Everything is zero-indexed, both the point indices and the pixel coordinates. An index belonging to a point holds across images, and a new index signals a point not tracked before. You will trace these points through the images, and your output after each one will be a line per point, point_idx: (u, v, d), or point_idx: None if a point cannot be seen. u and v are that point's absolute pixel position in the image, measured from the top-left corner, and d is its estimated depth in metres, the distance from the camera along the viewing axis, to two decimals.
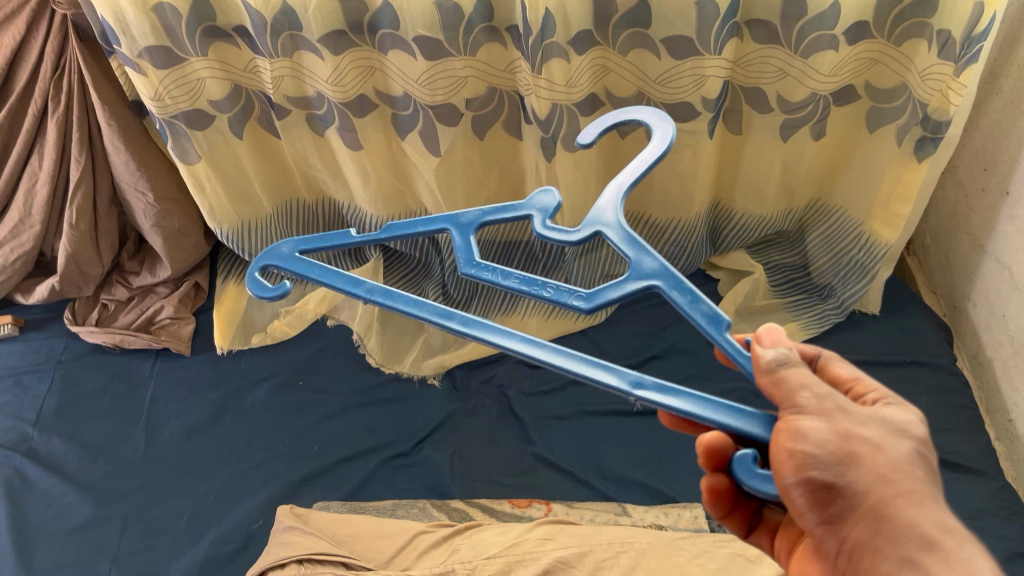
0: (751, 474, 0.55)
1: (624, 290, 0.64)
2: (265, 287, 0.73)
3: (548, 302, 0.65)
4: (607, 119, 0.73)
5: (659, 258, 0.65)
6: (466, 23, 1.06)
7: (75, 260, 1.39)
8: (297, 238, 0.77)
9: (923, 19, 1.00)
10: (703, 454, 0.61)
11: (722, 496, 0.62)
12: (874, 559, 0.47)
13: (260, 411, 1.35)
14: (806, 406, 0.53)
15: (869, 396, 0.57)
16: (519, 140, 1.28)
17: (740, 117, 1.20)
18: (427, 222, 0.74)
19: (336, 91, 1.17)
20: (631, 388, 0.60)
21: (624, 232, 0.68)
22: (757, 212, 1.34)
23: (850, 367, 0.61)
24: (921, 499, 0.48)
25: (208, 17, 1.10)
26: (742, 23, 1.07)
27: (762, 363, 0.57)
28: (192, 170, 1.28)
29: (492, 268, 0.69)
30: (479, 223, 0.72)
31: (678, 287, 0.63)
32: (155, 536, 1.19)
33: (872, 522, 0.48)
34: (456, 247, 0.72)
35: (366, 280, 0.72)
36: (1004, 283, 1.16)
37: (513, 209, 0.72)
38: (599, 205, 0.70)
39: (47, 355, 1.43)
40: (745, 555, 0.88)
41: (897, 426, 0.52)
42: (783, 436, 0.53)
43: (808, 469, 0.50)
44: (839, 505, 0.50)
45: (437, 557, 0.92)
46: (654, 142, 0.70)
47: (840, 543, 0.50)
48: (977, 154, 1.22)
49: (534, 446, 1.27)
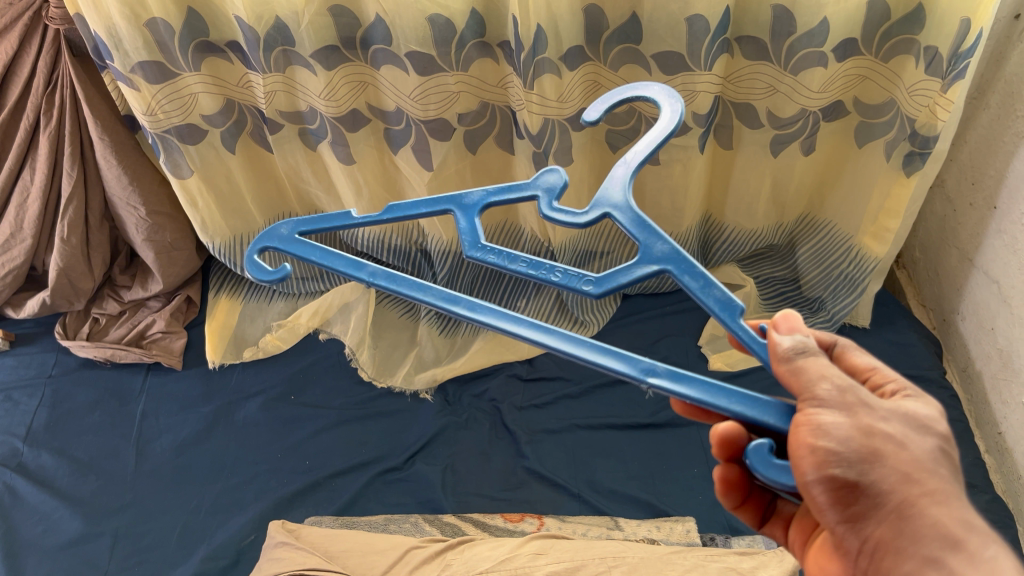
0: (767, 465, 0.54)
1: (634, 274, 0.64)
2: (265, 270, 0.72)
3: (557, 287, 0.65)
4: (613, 95, 0.71)
5: (671, 242, 0.64)
6: (458, 39, 1.07)
7: (67, 274, 1.39)
8: (297, 219, 0.76)
9: (910, 36, 1.02)
10: (717, 444, 0.61)
11: (734, 486, 0.66)
12: (898, 558, 0.49)
13: (252, 426, 1.34)
14: (826, 399, 0.52)
15: (888, 388, 0.57)
16: (512, 155, 1.29)
17: (730, 132, 1.21)
18: (431, 202, 0.73)
19: (329, 106, 1.18)
20: (642, 375, 0.59)
21: (633, 214, 0.67)
22: (747, 228, 1.35)
23: (869, 357, 0.61)
24: (946, 498, 0.49)
25: (202, 32, 1.11)
26: (732, 40, 1.08)
27: (780, 351, 0.56)
28: (184, 184, 1.28)
29: (498, 251, 0.68)
30: (484, 204, 0.71)
31: (691, 270, 0.62)
32: (145, 553, 1.18)
33: (895, 522, 0.49)
34: (460, 229, 0.71)
35: (368, 262, 0.71)
36: (993, 297, 1.17)
37: (519, 189, 0.70)
38: (607, 184, 0.69)
39: (37, 369, 1.43)
40: (738, 568, 0.89)
41: (920, 421, 0.52)
42: (803, 431, 0.52)
43: (830, 467, 0.50)
44: (863, 503, 0.50)
45: (430, 570, 0.92)
46: (663, 118, 0.69)
47: (861, 542, 0.51)
48: (965, 169, 1.23)
49: (526, 460, 1.27)
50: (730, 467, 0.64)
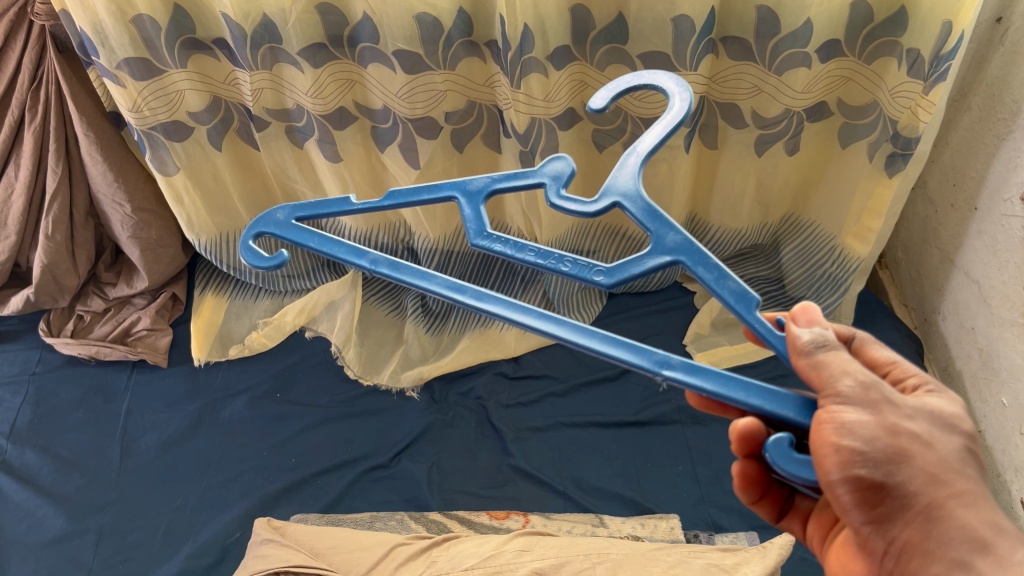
0: (787, 459, 0.54)
1: (647, 265, 0.64)
2: (261, 257, 0.72)
3: (567, 277, 0.65)
4: (621, 83, 0.71)
5: (683, 232, 0.64)
6: (446, 38, 1.07)
7: (51, 271, 1.38)
8: (294, 205, 0.76)
9: (893, 38, 1.03)
10: (737, 441, 0.63)
11: (753, 481, 0.68)
12: (923, 561, 0.51)
13: (238, 424, 1.34)
14: (849, 396, 0.52)
15: (909, 383, 0.58)
16: (498, 154, 1.29)
17: (715, 132, 1.22)
18: (434, 190, 0.73)
19: (315, 103, 1.17)
20: (656, 368, 0.59)
21: (644, 205, 0.67)
22: (732, 227, 1.36)
23: (887, 350, 0.62)
24: (973, 499, 0.50)
25: (188, 29, 1.11)
26: (717, 40, 1.09)
27: (799, 343, 0.56)
28: (170, 182, 1.28)
29: (506, 241, 0.68)
30: (489, 192, 0.71)
31: (705, 262, 0.63)
32: (130, 551, 1.18)
33: (923, 524, 0.51)
34: (465, 217, 0.71)
35: (370, 250, 0.71)
36: (973, 297, 1.19)
37: (525, 177, 0.71)
38: (617, 174, 0.69)
39: (21, 367, 1.42)
40: (721, 564, 0.89)
41: (946, 420, 0.53)
42: (825, 429, 0.52)
43: (854, 467, 0.50)
44: (888, 505, 0.51)
45: (417, 568, 0.92)
46: (672, 110, 0.69)
47: (887, 544, 0.53)
48: (947, 170, 1.24)
49: (512, 458, 1.27)
50: (747, 465, 0.67)
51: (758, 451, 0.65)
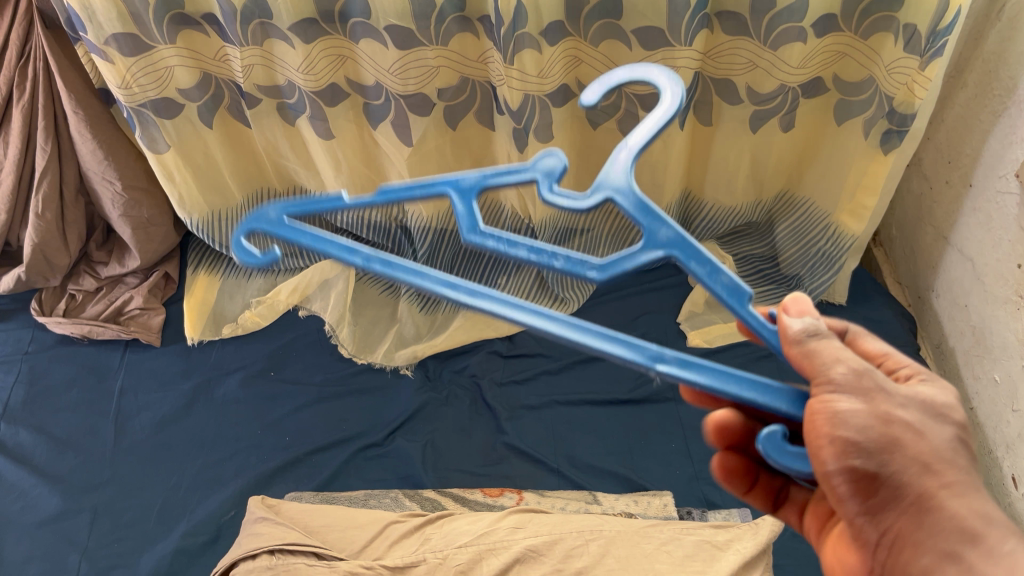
0: (781, 451, 0.54)
1: (639, 261, 0.59)
2: (252, 254, 0.70)
3: (560, 273, 0.60)
4: (614, 72, 0.63)
5: (676, 227, 0.59)
6: (438, 13, 1.06)
7: (42, 249, 1.37)
8: (282, 202, 0.70)
9: (890, 13, 1.01)
10: (711, 430, 0.68)
11: (737, 472, 0.70)
12: (916, 551, 0.51)
13: (232, 403, 1.33)
14: (841, 382, 0.52)
15: (902, 372, 0.58)
16: (491, 131, 1.28)
17: (710, 108, 1.21)
18: (422, 184, 0.65)
19: (307, 80, 1.16)
20: (650, 362, 0.57)
21: (637, 200, 0.61)
22: (726, 204, 1.36)
23: (879, 342, 0.62)
24: (966, 489, 0.50)
25: (176, 4, 1.09)
26: (712, 15, 1.08)
27: (790, 334, 0.56)
28: (160, 159, 1.27)
29: (498, 236, 0.62)
30: (480, 186, 0.64)
31: (695, 253, 0.59)
32: (125, 529, 1.18)
33: (916, 514, 0.51)
34: (456, 212, 0.64)
35: (358, 247, 0.65)
36: (967, 276, 1.19)
37: (514, 173, 0.63)
38: (610, 164, 0.62)
39: (13, 346, 1.41)
40: (712, 541, 0.90)
41: (938, 409, 0.53)
42: (820, 419, 0.52)
43: (850, 457, 0.50)
44: (884, 492, 0.51)
45: (411, 545, 0.93)
46: (664, 99, 0.63)
47: (881, 535, 0.53)
48: (942, 148, 1.24)
49: (506, 436, 1.28)
50: (729, 457, 0.69)
51: (737, 442, 0.68)
